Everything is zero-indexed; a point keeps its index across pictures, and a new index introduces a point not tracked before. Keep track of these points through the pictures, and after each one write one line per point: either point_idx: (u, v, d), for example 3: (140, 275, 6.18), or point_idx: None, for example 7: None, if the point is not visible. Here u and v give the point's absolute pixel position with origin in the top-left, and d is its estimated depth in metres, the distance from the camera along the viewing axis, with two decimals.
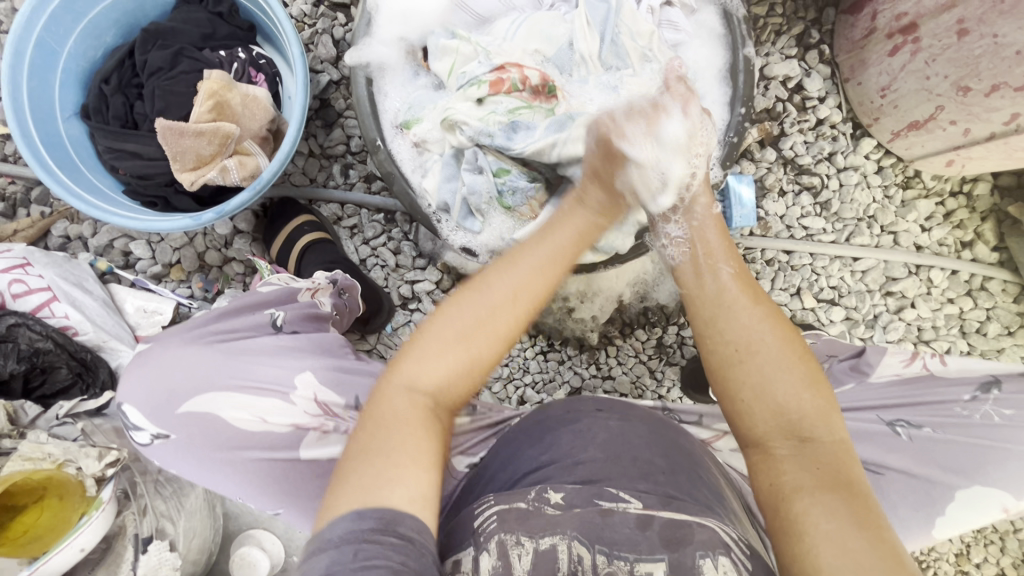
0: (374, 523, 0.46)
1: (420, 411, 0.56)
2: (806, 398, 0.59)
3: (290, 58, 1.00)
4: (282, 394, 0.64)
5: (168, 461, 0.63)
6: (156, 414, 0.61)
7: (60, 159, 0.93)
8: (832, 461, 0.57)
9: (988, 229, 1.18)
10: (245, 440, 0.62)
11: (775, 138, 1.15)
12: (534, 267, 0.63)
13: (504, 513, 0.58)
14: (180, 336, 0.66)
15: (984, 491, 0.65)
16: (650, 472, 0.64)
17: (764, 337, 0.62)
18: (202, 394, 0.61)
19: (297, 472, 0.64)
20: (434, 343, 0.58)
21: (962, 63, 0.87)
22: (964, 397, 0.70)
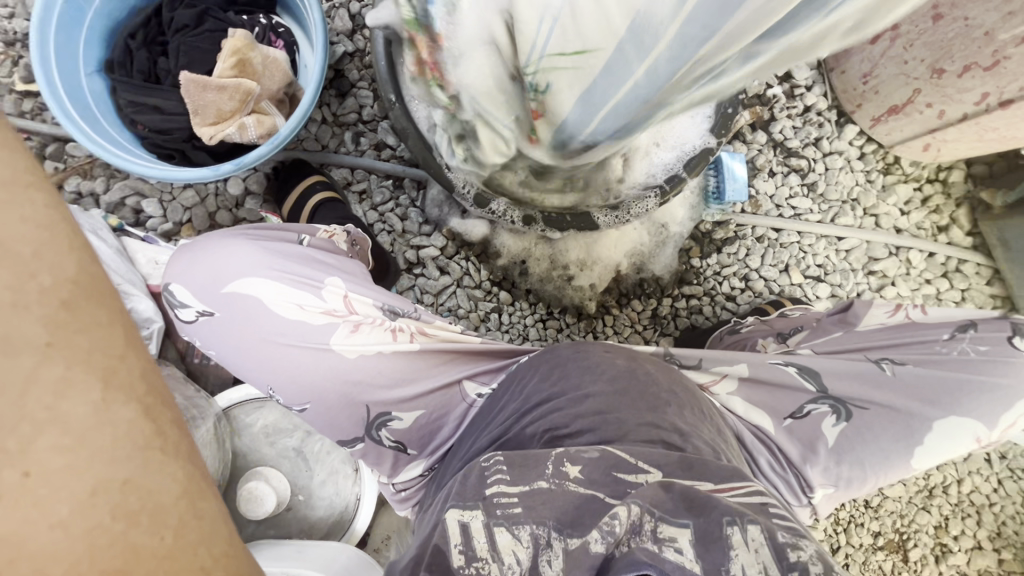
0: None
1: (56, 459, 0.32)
2: None
3: (310, 26, 1.04)
4: (315, 290, 0.73)
5: (210, 340, 0.73)
6: (204, 293, 0.72)
7: (82, 110, 0.96)
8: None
9: (963, 214, 1.26)
10: (278, 324, 0.71)
11: (765, 122, 1.22)
12: None
13: (526, 495, 0.52)
14: (225, 234, 0.77)
15: (958, 421, 0.70)
16: (655, 406, 0.66)
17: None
18: (243, 277, 0.72)
19: (315, 365, 0.70)
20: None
21: (937, 47, 0.95)
22: (943, 336, 0.77)
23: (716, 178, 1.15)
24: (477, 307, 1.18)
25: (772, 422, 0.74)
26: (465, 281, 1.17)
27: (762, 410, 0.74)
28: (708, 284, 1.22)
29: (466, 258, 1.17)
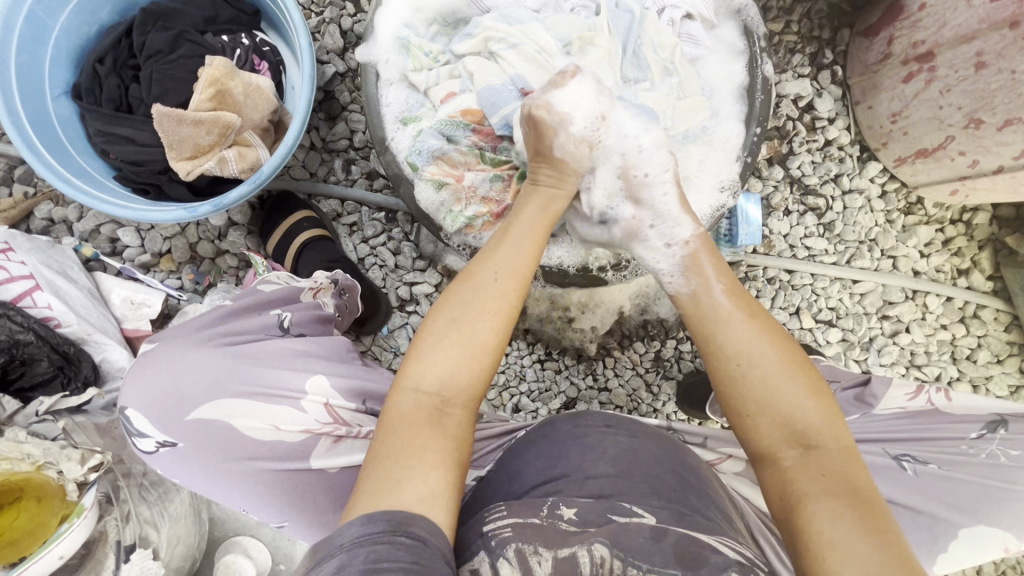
0: (386, 525, 0.46)
1: (422, 410, 0.56)
2: (810, 407, 0.58)
3: (296, 47, 0.96)
4: (293, 401, 0.63)
5: (169, 469, 0.60)
6: (163, 420, 0.59)
7: (48, 140, 0.88)
8: (837, 468, 0.55)
9: (985, 258, 1.19)
10: (255, 449, 0.60)
11: (783, 157, 1.15)
12: (517, 241, 0.67)
13: (519, 525, 0.53)
14: (189, 337, 0.64)
15: (987, 530, 0.66)
16: (662, 488, 0.60)
17: (761, 350, 0.61)
18: (216, 398, 0.60)
19: (305, 484, 0.61)
20: (432, 343, 0.59)
21: (978, 96, 0.88)
22: (970, 435, 0.72)
23: (728, 222, 1.07)
24: None
25: None
26: None
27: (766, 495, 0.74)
28: None
29: None
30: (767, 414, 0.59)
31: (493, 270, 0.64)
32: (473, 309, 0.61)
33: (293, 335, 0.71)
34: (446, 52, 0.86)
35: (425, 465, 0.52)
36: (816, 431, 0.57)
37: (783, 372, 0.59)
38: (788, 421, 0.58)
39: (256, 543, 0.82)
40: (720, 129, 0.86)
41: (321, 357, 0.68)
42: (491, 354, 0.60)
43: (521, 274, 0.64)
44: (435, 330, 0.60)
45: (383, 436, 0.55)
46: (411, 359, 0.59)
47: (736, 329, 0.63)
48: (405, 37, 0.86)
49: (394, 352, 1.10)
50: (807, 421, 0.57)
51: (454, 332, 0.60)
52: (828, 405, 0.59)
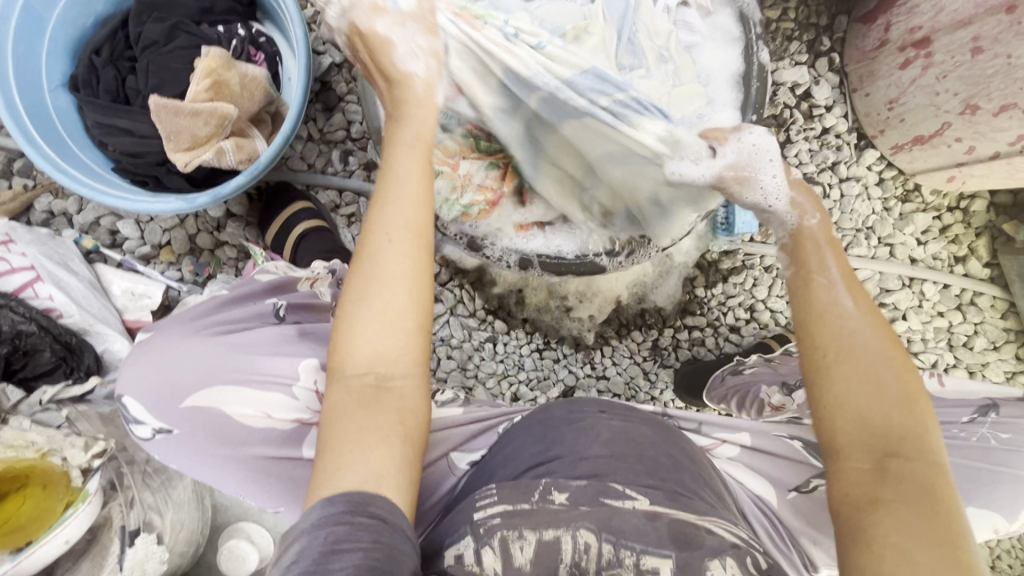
0: (345, 505, 0.47)
1: (359, 391, 0.54)
2: (899, 412, 0.53)
3: (291, 38, 0.96)
4: (285, 387, 0.63)
5: (168, 456, 0.62)
6: (158, 408, 0.60)
7: (46, 131, 0.89)
8: (920, 481, 0.50)
9: (982, 245, 1.19)
10: (249, 436, 0.61)
11: (780, 145, 1.15)
12: (405, 197, 0.60)
13: (508, 513, 0.54)
14: (184, 326, 0.65)
15: (977, 513, 0.67)
16: (656, 468, 0.61)
17: (868, 346, 0.55)
18: (207, 387, 0.60)
19: (299, 472, 0.62)
20: (355, 320, 0.56)
21: (973, 82, 0.88)
22: (962, 419, 0.73)
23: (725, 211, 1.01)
24: (471, 337, 1.14)
25: (775, 493, 0.73)
26: (458, 310, 1.12)
27: (762, 480, 0.74)
28: (712, 315, 1.17)
29: (460, 286, 1.12)
30: (850, 404, 0.54)
31: (386, 238, 0.58)
32: (366, 279, 0.56)
33: (289, 323, 0.72)
34: None
35: (371, 445, 0.51)
36: (904, 432, 0.52)
37: (881, 373, 0.54)
38: (873, 418, 0.53)
39: (259, 529, 0.83)
40: (717, 117, 0.86)
41: (320, 344, 0.69)
42: (412, 315, 0.56)
43: (421, 233, 0.58)
44: (359, 320, 0.55)
45: (329, 423, 0.53)
46: (339, 351, 0.56)
47: (852, 321, 0.57)
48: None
49: None
50: (893, 418, 0.53)
51: (378, 312, 0.55)
52: (921, 414, 0.53)
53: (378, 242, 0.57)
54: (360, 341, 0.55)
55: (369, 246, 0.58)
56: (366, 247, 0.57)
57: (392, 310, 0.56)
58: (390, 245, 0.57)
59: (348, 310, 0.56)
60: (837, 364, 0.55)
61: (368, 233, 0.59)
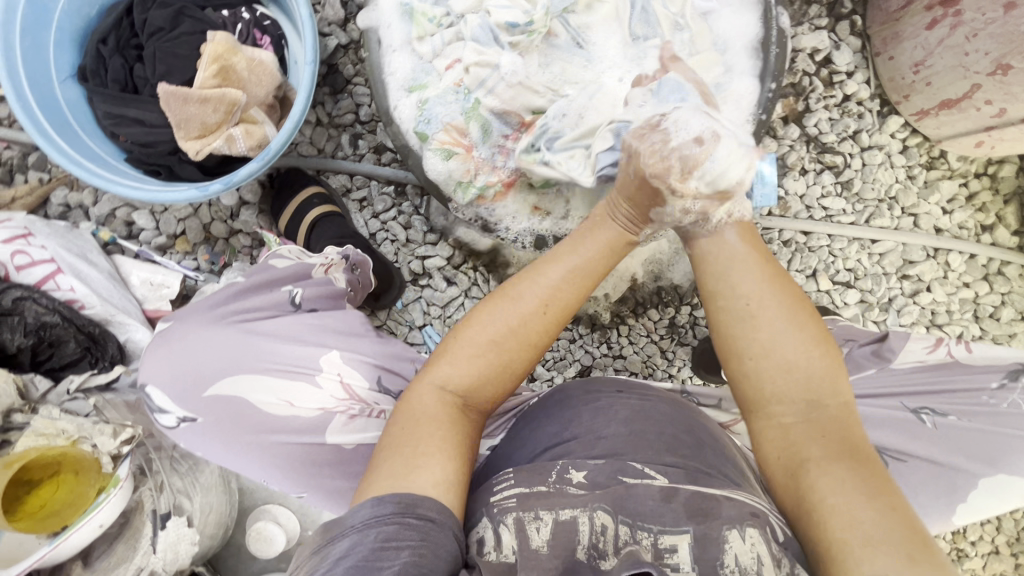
0: (395, 506, 0.49)
1: (447, 409, 0.58)
2: (815, 359, 0.58)
3: (296, 20, 0.95)
4: (308, 376, 0.64)
5: (192, 443, 0.62)
6: (183, 395, 0.61)
7: (58, 124, 0.89)
8: (835, 428, 0.56)
9: (1011, 212, 1.16)
10: (273, 423, 0.62)
11: (799, 114, 1.11)
12: (567, 274, 0.63)
13: (524, 495, 0.54)
14: (202, 315, 0.65)
15: (1007, 479, 0.67)
16: (676, 445, 0.61)
17: (770, 298, 0.60)
18: (230, 375, 0.61)
19: (321, 456, 0.63)
20: (466, 349, 0.60)
21: (1005, 40, 0.84)
22: (991, 386, 0.71)
23: None
24: None
25: None
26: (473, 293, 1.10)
27: None
28: None
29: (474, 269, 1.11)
30: (766, 364, 0.59)
31: (540, 307, 0.61)
32: (505, 333, 0.60)
33: (306, 310, 0.72)
34: (449, 14, 0.84)
35: (455, 459, 0.54)
36: (820, 390, 0.58)
37: (780, 330, 0.59)
38: (792, 376, 0.58)
39: (284, 511, 0.84)
40: (735, 85, 0.83)
41: (338, 328, 0.68)
42: (516, 379, 0.62)
43: (567, 309, 0.62)
44: (476, 357, 0.60)
45: (408, 418, 0.57)
46: (445, 366, 0.60)
47: (740, 284, 0.61)
48: (409, 3, 0.84)
49: (409, 326, 1.11)
50: (810, 371, 0.58)
51: (496, 353, 0.60)
52: (826, 364, 0.59)
53: (526, 297, 0.61)
54: (465, 374, 0.60)
55: (515, 293, 0.61)
56: (511, 294, 0.61)
57: (498, 360, 0.60)
58: (537, 292, 0.61)
59: (465, 335, 0.61)
60: (753, 320, 0.60)
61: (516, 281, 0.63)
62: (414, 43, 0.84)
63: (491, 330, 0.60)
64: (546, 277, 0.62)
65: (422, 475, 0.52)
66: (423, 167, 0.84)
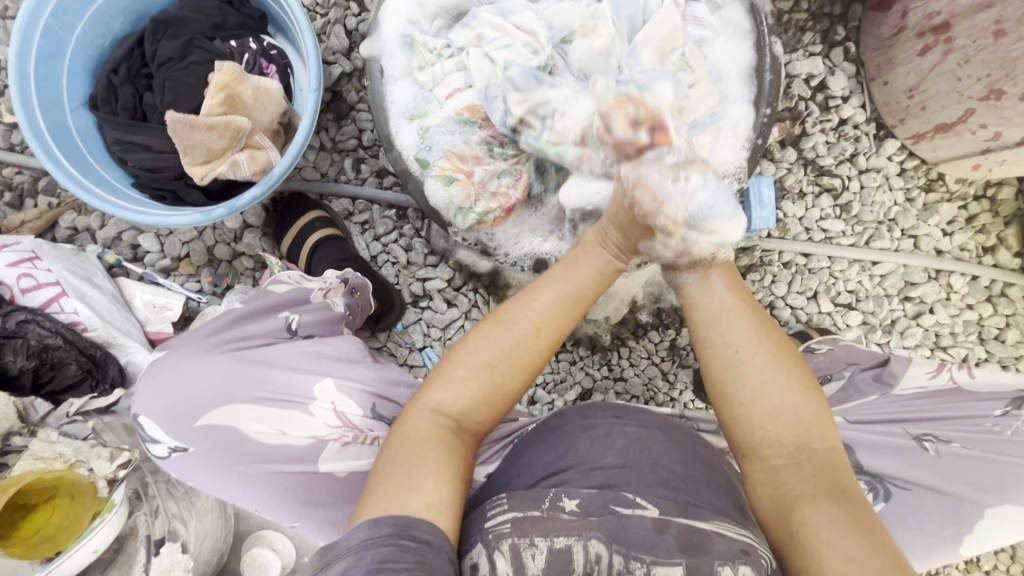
0: (390, 528, 0.48)
1: (440, 432, 0.59)
2: (802, 404, 0.61)
3: (303, 50, 0.98)
4: (302, 406, 0.63)
5: (185, 473, 0.62)
6: (172, 426, 0.61)
7: (68, 150, 0.91)
8: (825, 471, 0.58)
9: (1011, 234, 1.16)
10: (263, 452, 0.61)
11: (796, 138, 1.13)
12: (559, 300, 0.66)
13: (519, 519, 0.54)
14: (196, 344, 0.65)
15: (1012, 509, 0.65)
16: (670, 479, 0.60)
17: (756, 354, 0.63)
18: (220, 406, 0.60)
19: (314, 485, 0.63)
20: (459, 371, 0.61)
21: (997, 66, 0.85)
22: (995, 412, 0.70)
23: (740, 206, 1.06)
24: None
25: None
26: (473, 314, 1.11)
27: None
28: None
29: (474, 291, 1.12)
30: (765, 420, 0.61)
31: (534, 331, 0.63)
32: (488, 358, 0.62)
33: (302, 337, 0.72)
34: (449, 46, 0.86)
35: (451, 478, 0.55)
36: (801, 428, 0.60)
37: (772, 377, 0.62)
38: (782, 422, 0.60)
39: (280, 537, 0.83)
40: (728, 114, 0.85)
41: (334, 351, 0.68)
42: (510, 398, 0.63)
43: (558, 331, 0.65)
44: (466, 381, 0.61)
45: (401, 441, 0.57)
46: (438, 387, 0.61)
47: (725, 332, 0.65)
48: (409, 34, 0.86)
49: (409, 348, 1.11)
50: (800, 420, 0.60)
51: (491, 379, 0.61)
52: (819, 415, 0.61)
53: (519, 317, 0.63)
54: (459, 399, 0.60)
55: (505, 314, 0.64)
56: (503, 320, 0.64)
57: (485, 387, 0.61)
58: (529, 315, 0.64)
59: (461, 355, 0.62)
60: (746, 365, 0.63)
61: (510, 307, 0.65)
62: (416, 74, 0.87)
63: (490, 360, 0.62)
64: (534, 305, 0.64)
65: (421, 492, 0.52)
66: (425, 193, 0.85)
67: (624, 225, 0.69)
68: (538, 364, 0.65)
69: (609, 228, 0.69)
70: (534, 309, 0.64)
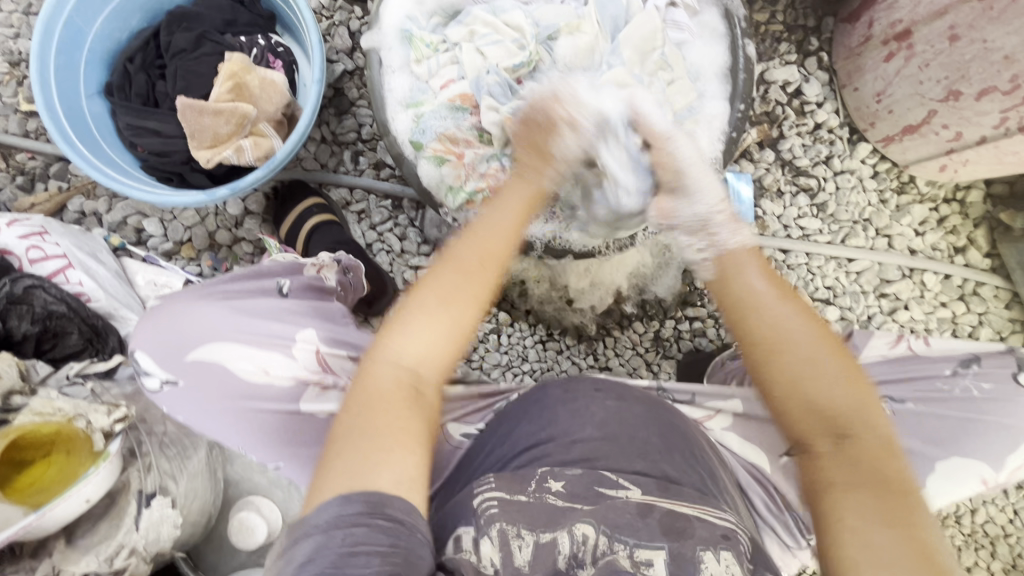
0: (362, 506, 0.50)
1: (399, 386, 0.60)
2: (845, 394, 0.60)
3: (308, 46, 1.04)
4: (284, 349, 0.67)
5: (175, 407, 0.66)
6: (167, 360, 0.65)
7: (82, 133, 0.96)
8: (874, 459, 0.57)
9: (981, 235, 1.21)
10: (248, 389, 0.65)
11: (774, 140, 1.19)
12: (495, 229, 0.69)
13: (506, 502, 0.58)
14: (190, 290, 0.69)
15: (964, 462, 0.71)
16: (647, 451, 0.65)
17: (800, 340, 0.62)
18: (211, 343, 0.64)
19: (296, 424, 0.66)
20: (416, 319, 0.62)
21: (953, 68, 0.91)
22: (945, 372, 0.74)
23: None
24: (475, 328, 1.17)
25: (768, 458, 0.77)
26: None
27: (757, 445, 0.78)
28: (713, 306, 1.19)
29: None
30: (804, 405, 0.61)
31: (481, 270, 0.66)
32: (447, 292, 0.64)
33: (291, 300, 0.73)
34: (444, 41, 0.93)
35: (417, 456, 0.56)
36: (852, 414, 0.60)
37: (817, 368, 0.61)
38: (824, 409, 0.60)
39: (267, 502, 0.85)
40: (707, 109, 0.91)
41: (327, 313, 0.72)
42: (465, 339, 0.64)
43: (500, 262, 0.67)
44: (422, 327, 0.62)
45: (358, 401, 0.58)
46: (391, 338, 0.61)
47: (782, 324, 0.63)
48: (408, 29, 0.92)
49: None
50: (852, 409, 0.60)
51: (446, 324, 0.62)
52: (867, 404, 0.60)
53: (463, 256, 0.66)
54: (416, 348, 0.61)
55: (456, 258, 0.66)
56: (448, 264, 0.65)
57: (442, 333, 0.62)
58: (473, 254, 0.66)
59: (416, 302, 0.63)
60: (782, 356, 0.62)
61: (456, 247, 0.67)
62: (410, 66, 0.92)
63: (448, 301, 0.63)
64: (478, 236, 0.68)
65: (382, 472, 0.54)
66: (414, 171, 0.91)
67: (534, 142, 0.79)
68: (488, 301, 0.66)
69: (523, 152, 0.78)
70: (478, 250, 0.67)
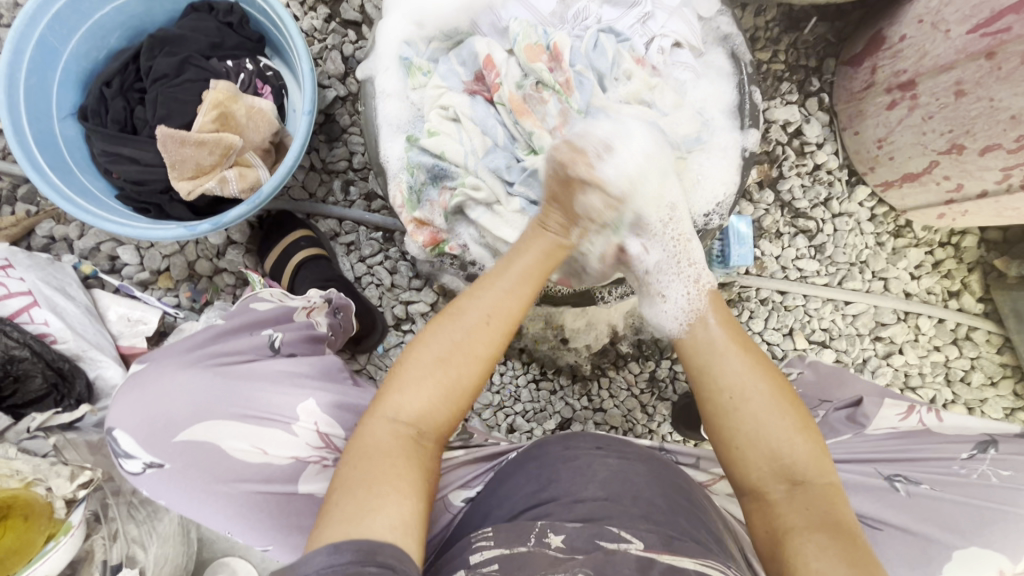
0: (354, 556, 0.45)
1: (399, 440, 0.57)
2: (799, 443, 0.60)
3: (298, 74, 0.99)
4: (284, 425, 0.63)
5: (156, 491, 0.61)
6: (151, 441, 0.59)
7: (52, 159, 0.90)
8: (821, 501, 0.57)
9: (975, 280, 1.20)
10: (243, 471, 0.60)
11: (774, 180, 1.17)
12: (505, 291, 0.67)
13: (506, 561, 0.52)
14: (177, 358, 0.64)
15: (981, 552, 0.65)
16: (650, 512, 0.58)
17: (777, 435, 0.60)
18: (204, 422, 0.59)
19: (292, 503, 0.62)
20: (414, 371, 0.60)
21: (958, 123, 0.90)
22: (961, 456, 0.73)
23: (721, 243, 1.09)
24: None
25: None
26: None
27: None
28: None
29: None
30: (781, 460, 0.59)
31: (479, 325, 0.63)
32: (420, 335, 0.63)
33: (284, 355, 0.71)
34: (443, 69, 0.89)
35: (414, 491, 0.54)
36: (807, 467, 0.59)
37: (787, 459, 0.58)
38: (780, 449, 0.60)
39: (244, 565, 0.85)
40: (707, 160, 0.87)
41: (319, 373, 0.69)
42: (467, 397, 0.62)
43: (507, 320, 0.65)
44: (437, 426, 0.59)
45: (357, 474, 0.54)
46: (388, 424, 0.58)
47: (726, 370, 0.65)
48: (407, 56, 0.89)
49: (389, 371, 1.11)
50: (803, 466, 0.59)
51: (441, 394, 0.60)
52: (813, 448, 0.60)
53: (469, 313, 0.64)
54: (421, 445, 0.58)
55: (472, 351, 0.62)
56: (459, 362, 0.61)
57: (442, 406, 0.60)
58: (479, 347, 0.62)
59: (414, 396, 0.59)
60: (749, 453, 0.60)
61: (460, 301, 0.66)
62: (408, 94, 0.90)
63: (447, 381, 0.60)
64: (485, 293, 0.66)
65: (369, 458, 0.55)
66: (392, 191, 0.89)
67: (562, 201, 0.73)
68: (491, 355, 0.64)
69: (548, 207, 0.73)
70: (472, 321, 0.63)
